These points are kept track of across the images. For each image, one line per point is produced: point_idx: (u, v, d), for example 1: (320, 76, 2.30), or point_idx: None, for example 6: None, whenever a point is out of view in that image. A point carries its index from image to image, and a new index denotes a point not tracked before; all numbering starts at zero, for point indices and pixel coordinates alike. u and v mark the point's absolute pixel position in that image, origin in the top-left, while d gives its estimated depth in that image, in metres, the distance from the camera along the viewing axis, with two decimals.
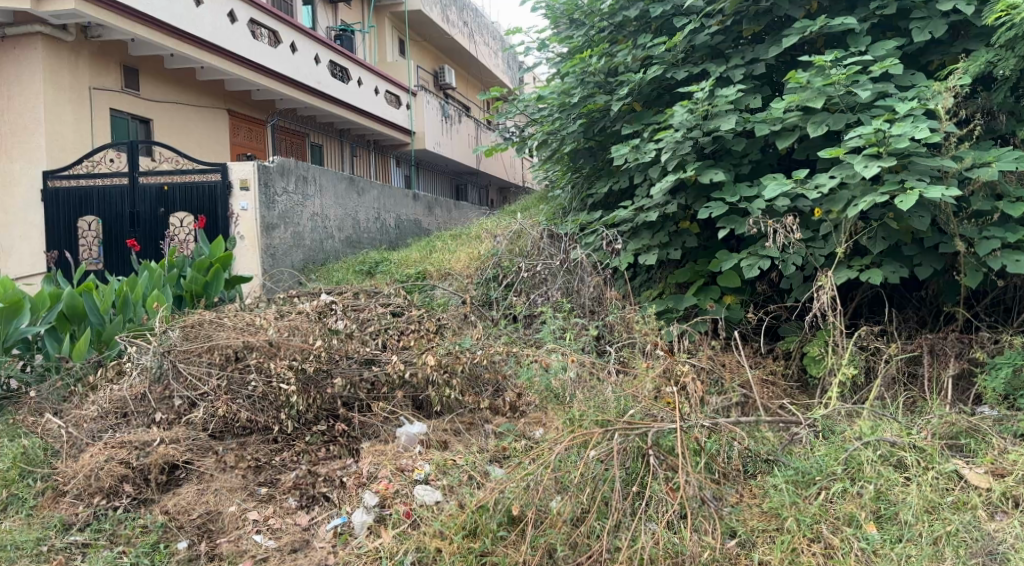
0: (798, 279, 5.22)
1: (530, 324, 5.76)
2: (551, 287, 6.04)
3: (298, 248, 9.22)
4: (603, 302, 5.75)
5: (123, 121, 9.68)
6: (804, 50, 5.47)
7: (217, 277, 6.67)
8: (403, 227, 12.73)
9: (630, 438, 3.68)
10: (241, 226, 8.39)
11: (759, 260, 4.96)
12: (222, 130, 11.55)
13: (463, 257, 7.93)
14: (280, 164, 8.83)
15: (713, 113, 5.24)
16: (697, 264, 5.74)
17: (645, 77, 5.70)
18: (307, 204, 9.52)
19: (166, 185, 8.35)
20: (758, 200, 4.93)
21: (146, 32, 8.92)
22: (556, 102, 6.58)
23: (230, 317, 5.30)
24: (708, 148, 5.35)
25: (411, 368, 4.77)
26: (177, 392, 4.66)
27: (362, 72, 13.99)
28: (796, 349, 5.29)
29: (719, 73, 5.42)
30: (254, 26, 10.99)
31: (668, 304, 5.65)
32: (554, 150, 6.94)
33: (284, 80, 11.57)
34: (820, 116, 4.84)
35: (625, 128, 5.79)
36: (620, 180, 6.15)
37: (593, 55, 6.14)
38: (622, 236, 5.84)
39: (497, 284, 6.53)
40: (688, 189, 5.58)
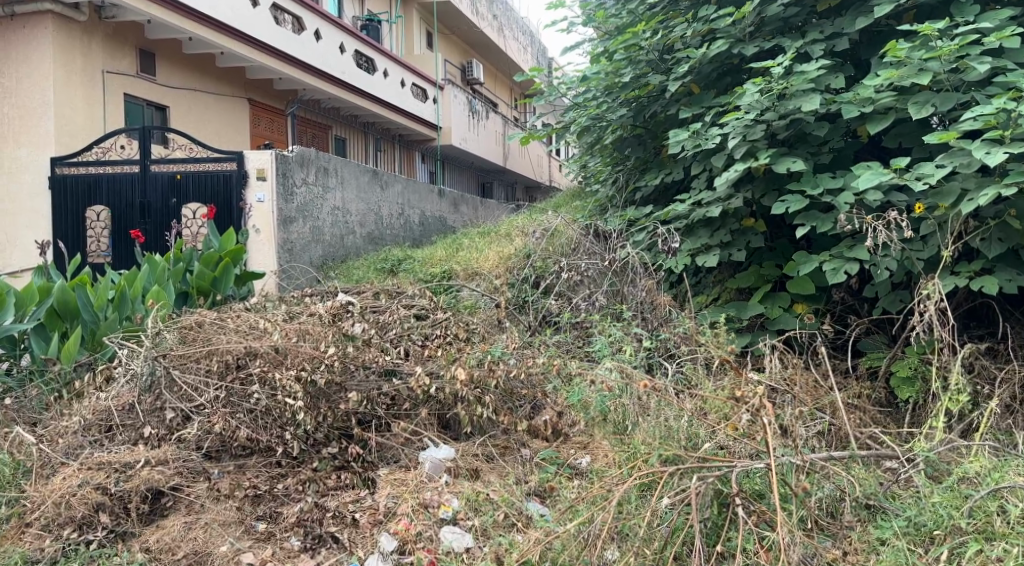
0: (886, 287, 4.49)
1: (571, 332, 5.08)
2: (594, 291, 5.35)
3: (317, 243, 8.62)
4: (654, 307, 5.02)
5: (138, 107, 9.15)
6: (894, 22, 4.71)
7: (226, 272, 6.07)
8: (428, 224, 12.13)
9: (706, 481, 3.01)
10: (256, 218, 7.79)
11: (846, 263, 4.23)
12: (242, 119, 11.02)
13: (493, 255, 7.32)
14: (300, 154, 8.22)
15: (792, 92, 4.48)
16: (762, 267, 5.02)
17: (707, 54, 4.97)
18: (327, 197, 8.92)
19: (179, 174, 7.79)
20: (846, 194, 4.19)
21: (163, 13, 8.35)
22: (602, 84, 5.86)
23: (234, 317, 4.70)
24: (782, 133, 4.61)
25: (438, 382, 4.14)
26: (170, 403, 4.05)
27: (388, 63, 13.41)
28: (883, 368, 4.56)
29: (797, 47, 4.67)
30: (278, 10, 10.43)
31: (729, 313, 4.94)
32: (597, 139, 6.24)
33: (307, 69, 11.00)
34: (923, 94, 4.01)
35: (683, 112, 5.07)
36: (674, 171, 5.45)
37: (646, 31, 5.42)
38: (677, 235, 5.12)
39: (532, 286, 5.91)
40: (756, 181, 4.84)
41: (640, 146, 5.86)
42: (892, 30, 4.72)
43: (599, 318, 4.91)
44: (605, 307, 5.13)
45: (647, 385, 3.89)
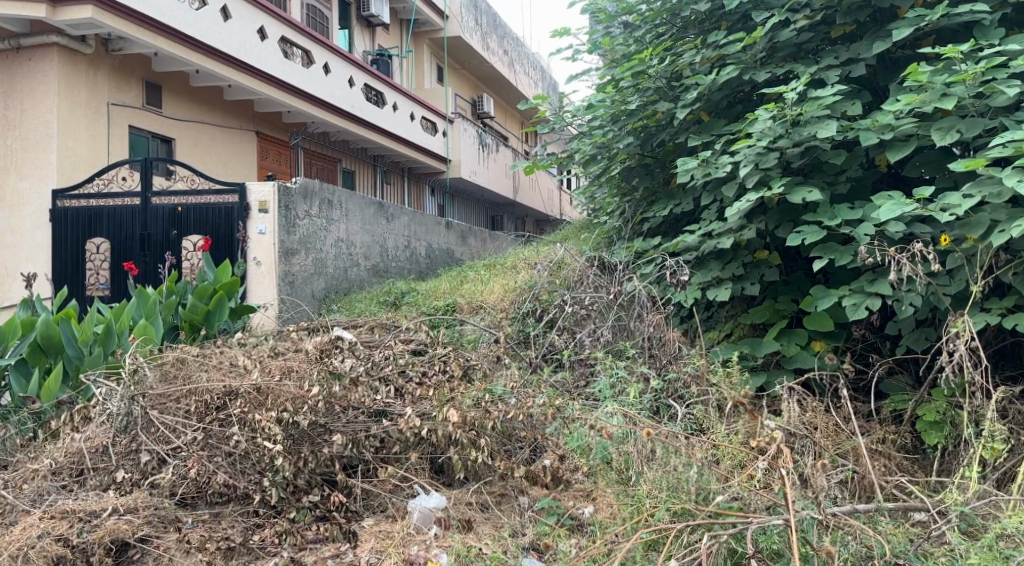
0: (909, 324, 4.21)
1: (575, 370, 4.79)
2: (600, 325, 5.07)
3: (319, 276, 8.43)
4: (664, 343, 4.70)
5: (143, 139, 9.10)
6: (913, 47, 4.49)
7: (220, 305, 5.87)
8: (434, 257, 11.94)
9: (719, 540, 2.75)
10: (257, 250, 7.60)
11: (867, 299, 3.96)
12: (249, 151, 10.97)
13: (497, 289, 7.13)
14: (303, 186, 8.07)
15: (808, 119, 4.26)
16: (777, 302, 4.76)
17: (717, 80, 4.77)
18: (330, 229, 8.76)
19: (180, 207, 7.65)
20: (866, 225, 3.93)
21: (171, 46, 8.31)
22: (608, 112, 5.66)
23: (215, 353, 4.55)
24: (797, 162, 4.38)
25: (429, 424, 3.89)
26: (145, 446, 3.81)
27: (397, 96, 13.39)
28: (909, 411, 4.24)
29: (811, 72, 4.45)
30: (286, 44, 10.43)
31: (742, 350, 4.66)
32: (603, 169, 6.03)
33: (315, 102, 10.97)
34: (947, 120, 3.77)
35: (692, 140, 4.86)
36: (684, 202, 5.22)
37: (653, 58, 5.24)
38: (687, 267, 4.86)
39: (535, 320, 5.70)
40: (769, 212, 4.61)
41: (648, 176, 5.64)
42: (910, 56, 4.50)
43: (605, 356, 4.63)
44: (611, 343, 4.86)
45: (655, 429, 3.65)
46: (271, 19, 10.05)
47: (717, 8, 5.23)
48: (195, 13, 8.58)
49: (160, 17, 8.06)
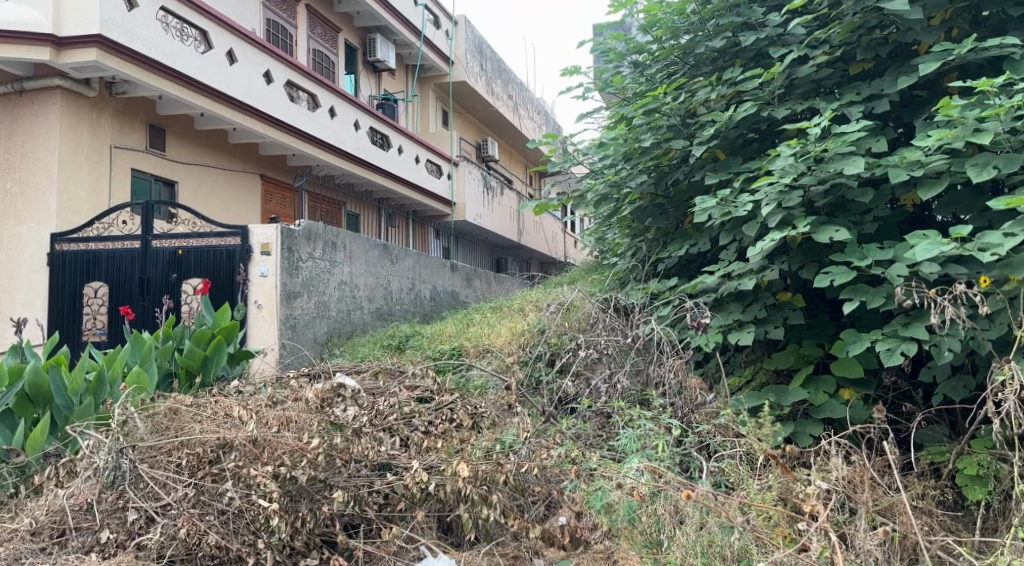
0: (945, 370, 3.95)
1: (591, 419, 4.52)
2: (615, 371, 4.80)
3: (322, 319, 8.21)
4: (685, 391, 4.42)
5: (146, 183, 9.00)
6: (937, 83, 4.34)
7: (218, 351, 5.67)
8: (439, 299, 11.74)
9: None
10: (257, 293, 7.39)
11: (902, 343, 3.71)
12: (253, 194, 10.87)
13: (504, 332, 6.93)
14: (307, 227, 7.92)
15: (833, 155, 4.09)
16: (802, 346, 4.53)
17: (734, 116, 4.62)
18: (334, 272, 8.58)
19: (180, 249, 7.44)
20: (899, 265, 3.71)
21: (176, 89, 8.27)
22: (620, 150, 5.50)
23: (211, 404, 4.38)
24: (821, 200, 4.20)
25: (437, 479, 3.63)
26: (132, 503, 3.56)
27: (403, 139, 13.38)
28: (948, 464, 3.95)
29: (834, 108, 4.30)
30: (292, 88, 10.43)
31: (767, 398, 4.39)
32: (614, 209, 5.87)
33: (320, 145, 10.91)
34: (982, 155, 3.55)
35: (710, 178, 4.69)
36: (701, 242, 5.03)
37: (667, 95, 5.11)
38: (707, 310, 4.62)
39: (546, 364, 5.47)
40: (792, 252, 4.42)
41: (662, 215, 5.46)
42: (934, 91, 4.35)
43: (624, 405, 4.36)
44: (628, 390, 4.61)
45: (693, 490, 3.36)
46: (277, 63, 10.07)
47: (731, 45, 5.12)
48: (200, 56, 8.57)
49: (166, 60, 8.04)
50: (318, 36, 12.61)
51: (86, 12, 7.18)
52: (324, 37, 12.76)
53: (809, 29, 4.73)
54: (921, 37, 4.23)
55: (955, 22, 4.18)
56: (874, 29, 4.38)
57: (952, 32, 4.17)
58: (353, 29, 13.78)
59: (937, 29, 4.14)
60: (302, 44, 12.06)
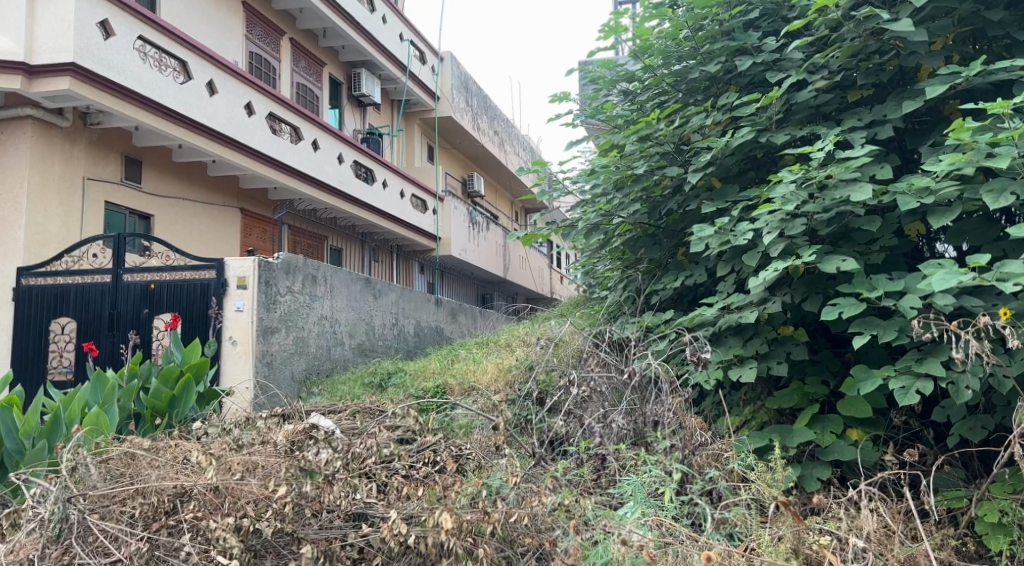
0: (960, 410, 3.69)
1: (585, 463, 4.15)
2: (610, 410, 4.48)
3: (300, 356, 7.85)
4: (685, 432, 4.11)
5: (120, 216, 8.68)
6: (939, 110, 4.20)
7: (186, 390, 5.32)
8: (423, 335, 11.41)
9: None
10: (232, 329, 7.02)
11: (917, 381, 3.46)
12: (232, 228, 10.57)
13: (490, 369, 6.64)
14: (286, 261, 7.63)
15: (837, 180, 3.89)
16: (806, 384, 4.28)
17: (731, 142, 4.44)
18: (314, 307, 8.26)
19: (152, 283, 7.09)
20: (911, 297, 3.48)
21: (153, 119, 8.01)
22: (612, 178, 5.29)
23: (172, 448, 4.03)
24: (825, 229, 3.99)
25: (418, 530, 3.29)
26: (78, 560, 3.19)
27: (387, 173, 13.20)
28: (966, 511, 3.66)
29: (835, 133, 4.13)
30: (274, 120, 10.24)
31: (772, 439, 4.11)
32: (604, 240, 5.65)
33: (302, 178, 10.68)
34: (999, 180, 3.35)
35: (707, 206, 4.48)
36: (696, 274, 4.80)
37: (660, 121, 4.94)
38: (707, 344, 4.36)
39: (535, 403, 5.17)
40: (794, 284, 4.20)
41: (656, 246, 5.24)
42: (938, 117, 4.20)
43: (623, 447, 4.03)
44: (623, 431, 4.31)
45: (706, 550, 3.08)
46: (259, 95, 9.89)
47: (726, 72, 4.98)
48: (179, 87, 8.35)
49: (143, 90, 7.80)
50: (303, 70, 12.49)
51: (60, 41, 6.95)
52: (308, 71, 12.65)
53: (806, 54, 4.59)
54: (923, 62, 4.09)
55: (957, 47, 4.05)
56: (875, 53, 4.24)
57: (956, 56, 4.04)
58: (338, 64, 13.70)
59: (939, 53, 4.00)
60: (286, 77, 11.93)
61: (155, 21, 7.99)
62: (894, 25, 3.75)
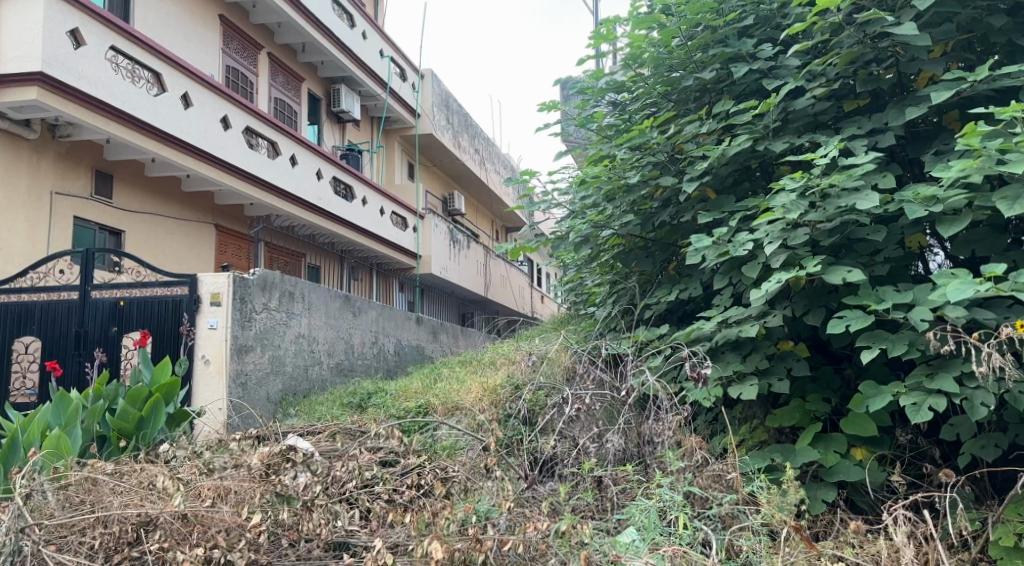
0: (971, 428, 3.53)
1: (582, 487, 3.88)
2: (604, 430, 4.27)
3: (276, 375, 7.55)
4: (685, 452, 3.92)
5: (89, 231, 8.34)
6: (938, 119, 4.11)
7: (155, 410, 5.01)
8: (403, 354, 11.13)
9: None
10: (204, 348, 6.70)
11: (929, 397, 3.30)
12: (206, 244, 10.25)
13: (475, 387, 6.42)
14: (262, 277, 7.34)
15: (840, 188, 3.75)
16: (807, 401, 4.11)
17: (728, 151, 4.31)
18: (291, 324, 7.96)
19: (122, 300, 6.78)
20: (921, 309, 3.34)
21: (124, 132, 7.73)
22: (604, 189, 5.13)
23: (137, 473, 3.75)
24: (828, 239, 3.85)
25: (403, 560, 3.06)
26: None
27: (367, 190, 12.97)
28: (980, 534, 3.49)
29: (835, 141, 4.00)
30: (251, 134, 9.98)
31: (774, 460, 3.92)
32: (593, 253, 5.48)
33: (279, 194, 10.42)
34: (1012, 188, 3.24)
35: (703, 216, 4.33)
36: (692, 286, 4.64)
37: (653, 130, 4.80)
38: (705, 360, 4.17)
39: (524, 423, 4.95)
40: (795, 297, 4.04)
41: (648, 258, 5.09)
42: (938, 126, 4.10)
43: (630, 469, 3.79)
44: (619, 451, 4.11)
45: None
46: (235, 109, 9.64)
47: (719, 80, 4.87)
48: (152, 99, 8.08)
49: (115, 101, 7.52)
50: (280, 85, 12.26)
51: (26, 49, 6.66)
52: (286, 86, 12.43)
53: (802, 62, 4.49)
54: (924, 69, 4.00)
55: (957, 54, 3.97)
56: (872, 60, 4.15)
57: (956, 62, 3.95)
58: (317, 80, 13.50)
59: (940, 59, 3.91)
60: (263, 92, 11.70)
61: (128, 31, 7.73)
62: (897, 29, 3.65)
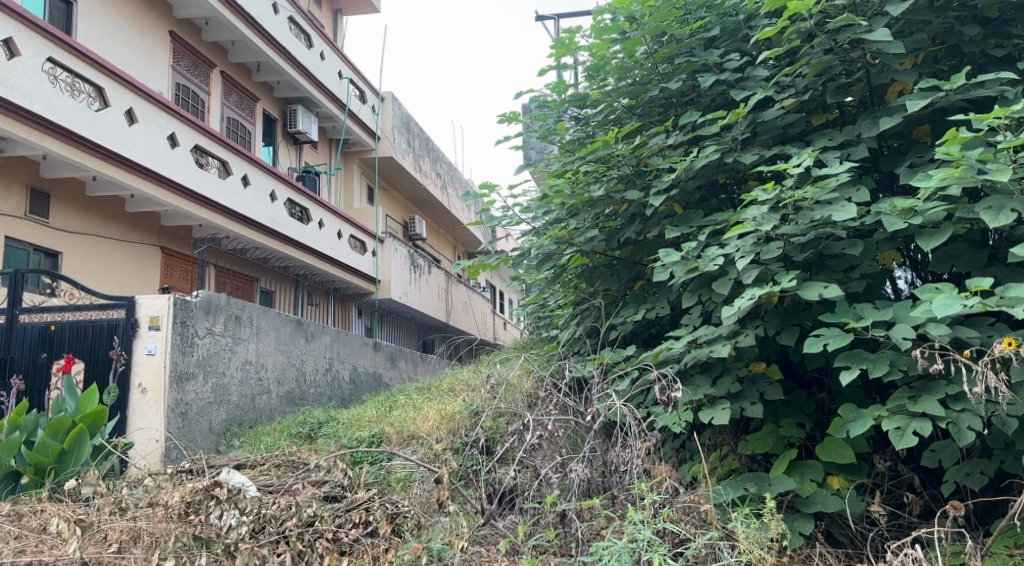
0: (953, 455, 3.34)
1: (544, 523, 3.53)
2: (568, 459, 3.96)
3: (220, 405, 7.05)
4: (655, 482, 3.63)
5: (22, 253, 7.80)
6: (909, 133, 4.01)
7: (79, 442, 4.54)
8: (359, 381, 10.67)
9: None
10: (141, 376, 6.19)
11: (913, 421, 3.09)
12: (151, 267, 9.71)
13: (433, 415, 6.09)
14: (206, 299, 6.89)
15: (813, 200, 3.58)
16: (781, 426, 3.87)
17: (696, 162, 4.12)
18: (237, 350, 7.49)
19: (53, 324, 6.28)
20: (903, 327, 3.15)
21: (61, 148, 7.24)
22: (567, 204, 4.90)
23: (30, 518, 3.45)
24: (801, 254, 3.65)
25: None
26: None
27: (324, 213, 12.57)
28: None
29: (807, 153, 3.84)
30: (201, 153, 9.54)
31: (749, 490, 3.66)
32: (556, 271, 5.23)
33: (230, 215, 9.96)
34: (996, 198, 3.11)
35: (671, 230, 4.12)
36: (659, 305, 4.41)
37: (617, 142, 4.61)
38: (675, 383, 3.90)
39: (481, 452, 4.62)
40: (767, 315, 3.83)
41: (614, 276, 4.85)
42: (910, 139, 3.99)
43: (600, 504, 3.42)
44: (584, 482, 3.79)
45: None
46: (185, 126, 9.20)
47: (686, 92, 4.72)
48: (94, 114, 7.62)
49: (52, 116, 7.05)
50: (234, 105, 11.86)
51: None
52: (240, 105, 12.03)
53: (771, 73, 4.36)
54: (896, 79, 3.90)
55: (927, 65, 3.88)
56: (842, 70, 4.04)
57: (927, 74, 3.87)
58: (273, 100, 13.14)
59: (912, 70, 3.81)
60: (215, 110, 11.27)
61: (68, 43, 7.29)
62: (871, 36, 3.53)
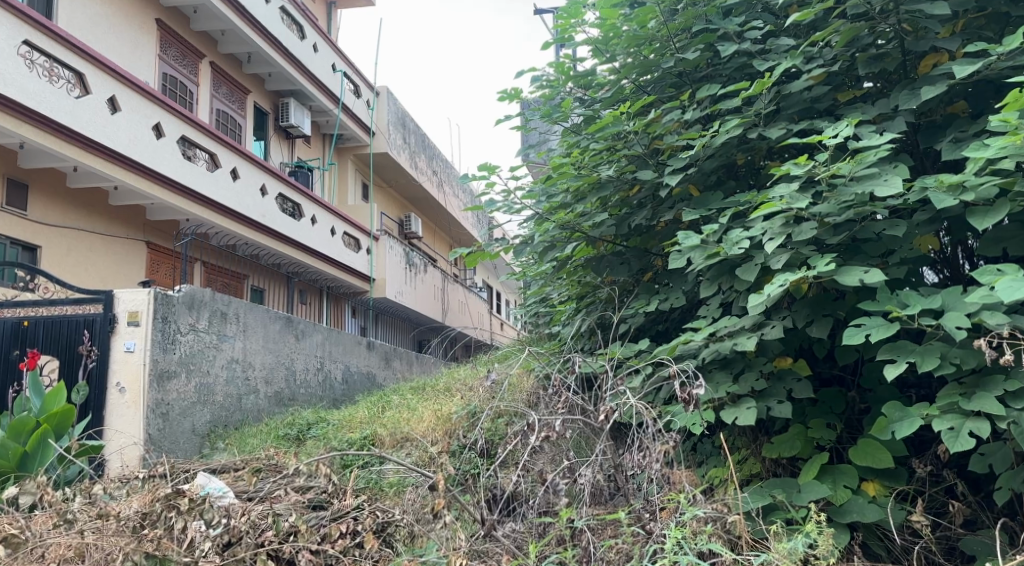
0: (1007, 458, 2.98)
1: (552, 536, 3.16)
2: (578, 463, 3.60)
3: (205, 405, 6.65)
4: (675, 489, 3.29)
5: None
6: (950, 106, 3.68)
7: (41, 445, 4.16)
8: (351, 381, 10.28)
9: None
10: (119, 374, 5.79)
11: (969, 421, 2.75)
12: (136, 262, 9.31)
13: (428, 415, 5.74)
14: (189, 294, 6.49)
15: (849, 176, 3.22)
16: (809, 427, 3.52)
17: (716, 139, 3.79)
18: (222, 347, 7.09)
19: (26, 320, 5.83)
20: (955, 315, 2.80)
21: (37, 136, 6.83)
22: (571, 186, 4.56)
23: None
24: (835, 238, 3.29)
25: None
26: None
27: (317, 209, 12.18)
28: None
29: (839, 128, 3.50)
30: (188, 144, 9.13)
31: (776, 497, 3.31)
32: (560, 261, 4.89)
33: (217, 209, 9.54)
34: None
35: (688, 214, 3.76)
36: (675, 296, 4.05)
37: (628, 119, 4.27)
38: (694, 379, 3.54)
39: (480, 454, 4.26)
40: (796, 305, 3.47)
41: (623, 265, 4.47)
42: (951, 113, 3.66)
43: (624, 520, 3.05)
44: (595, 490, 3.43)
45: None
46: (172, 116, 8.79)
47: (701, 68, 4.39)
48: (73, 100, 7.20)
49: (28, 102, 6.62)
50: (224, 97, 11.47)
51: None
52: (230, 97, 11.63)
53: (794, 44, 4.03)
54: (934, 48, 3.58)
55: (968, 33, 3.56)
56: (872, 40, 3.74)
57: (969, 41, 3.54)
58: (264, 93, 12.74)
59: (952, 37, 3.48)
60: (203, 101, 10.88)
61: (45, 25, 6.86)
62: None
